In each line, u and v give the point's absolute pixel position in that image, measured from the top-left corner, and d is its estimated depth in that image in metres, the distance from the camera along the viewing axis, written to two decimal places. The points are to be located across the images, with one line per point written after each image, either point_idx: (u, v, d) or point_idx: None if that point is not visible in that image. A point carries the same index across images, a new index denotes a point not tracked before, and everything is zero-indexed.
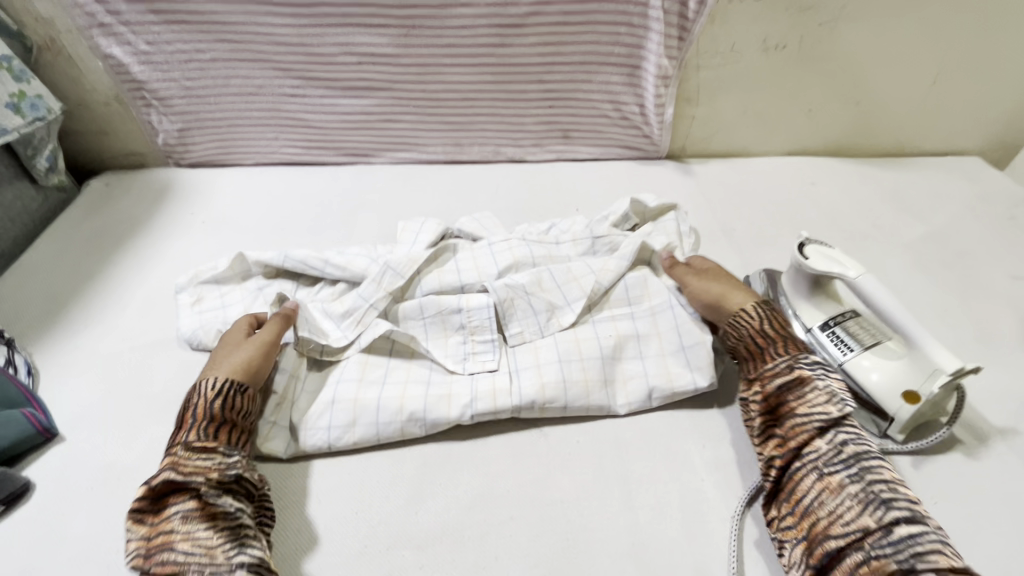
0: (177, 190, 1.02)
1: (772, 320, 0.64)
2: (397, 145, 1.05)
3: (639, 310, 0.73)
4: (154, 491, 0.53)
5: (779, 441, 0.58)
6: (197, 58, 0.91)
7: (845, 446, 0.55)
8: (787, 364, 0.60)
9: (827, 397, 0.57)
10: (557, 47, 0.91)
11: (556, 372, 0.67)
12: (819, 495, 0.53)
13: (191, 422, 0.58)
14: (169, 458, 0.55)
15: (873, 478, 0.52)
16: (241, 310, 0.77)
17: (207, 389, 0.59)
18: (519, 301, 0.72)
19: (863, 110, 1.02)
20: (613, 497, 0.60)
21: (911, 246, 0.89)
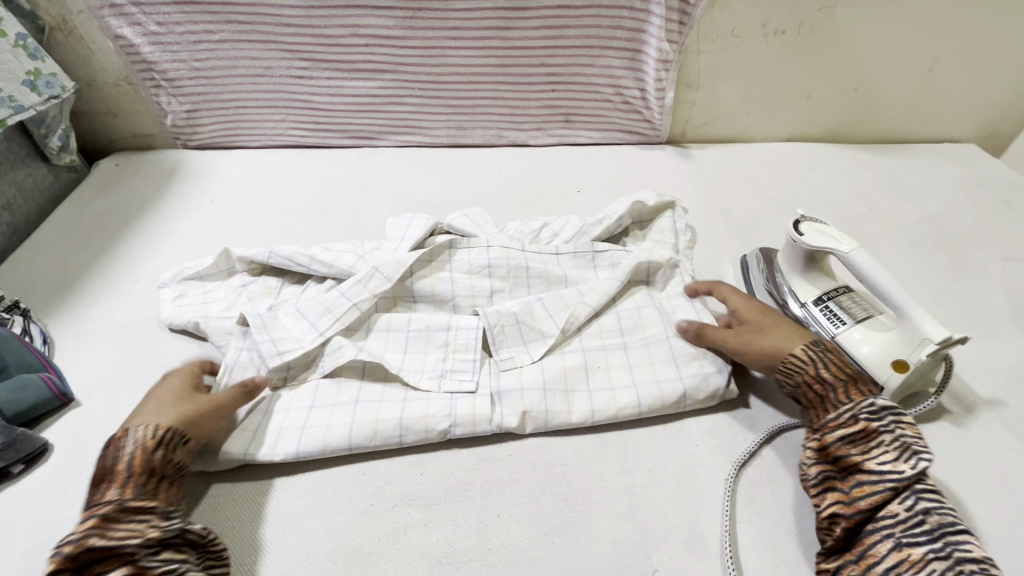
0: (186, 170, 1.04)
1: (827, 363, 0.58)
2: (402, 128, 1.07)
3: (631, 341, 0.71)
4: (77, 559, 0.46)
5: (845, 499, 0.52)
6: (206, 39, 0.93)
7: (927, 515, 0.49)
8: (850, 415, 0.54)
9: (896, 454, 0.51)
10: (560, 30, 0.92)
11: (540, 401, 0.64)
12: (896, 567, 0.47)
13: (121, 476, 0.51)
14: (91, 520, 0.48)
15: (962, 556, 0.46)
16: (224, 308, 0.77)
17: (136, 442, 0.53)
18: (508, 328, 0.69)
19: (861, 95, 1.04)
20: (610, 462, 0.62)
21: (905, 227, 0.91)
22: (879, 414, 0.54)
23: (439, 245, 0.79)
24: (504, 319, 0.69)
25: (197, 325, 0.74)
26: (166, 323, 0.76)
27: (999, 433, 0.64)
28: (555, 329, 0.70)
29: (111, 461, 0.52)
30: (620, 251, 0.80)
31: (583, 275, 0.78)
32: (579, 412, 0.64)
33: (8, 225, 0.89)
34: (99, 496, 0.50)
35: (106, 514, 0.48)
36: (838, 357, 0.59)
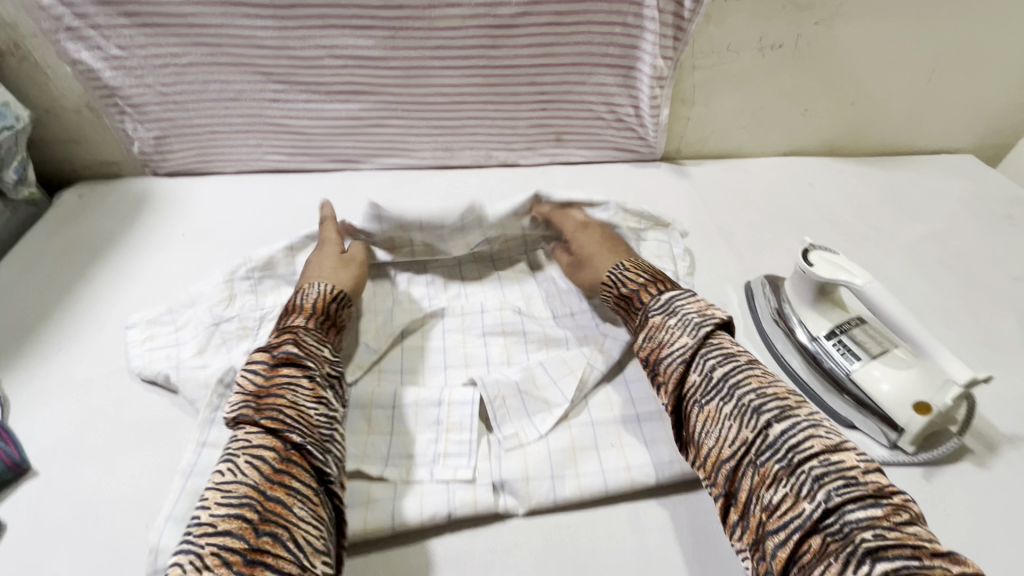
0: (155, 201, 0.98)
1: (625, 280, 0.69)
2: (386, 150, 1.01)
3: (644, 410, 0.65)
4: (274, 359, 0.59)
5: (665, 388, 0.58)
6: (173, 63, 0.87)
7: (713, 370, 0.56)
8: (643, 315, 0.64)
9: (681, 332, 0.60)
10: (550, 48, 0.88)
11: (546, 491, 0.58)
12: (704, 426, 0.54)
13: (310, 312, 0.66)
14: (288, 337, 0.62)
15: (743, 390, 0.53)
16: (195, 351, 0.73)
17: (319, 292, 0.69)
18: (510, 398, 0.65)
19: (859, 108, 1.01)
20: (619, 519, 0.58)
21: (911, 246, 0.88)
22: (667, 307, 0.63)
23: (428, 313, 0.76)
24: (504, 389, 0.66)
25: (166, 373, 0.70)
26: (135, 371, 0.71)
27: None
28: (563, 399, 0.66)
29: (301, 300, 0.67)
30: None
31: (585, 331, 0.75)
32: (590, 484, 0.58)
33: None
34: (293, 320, 0.65)
35: (298, 338, 0.61)
36: (632, 271, 0.69)
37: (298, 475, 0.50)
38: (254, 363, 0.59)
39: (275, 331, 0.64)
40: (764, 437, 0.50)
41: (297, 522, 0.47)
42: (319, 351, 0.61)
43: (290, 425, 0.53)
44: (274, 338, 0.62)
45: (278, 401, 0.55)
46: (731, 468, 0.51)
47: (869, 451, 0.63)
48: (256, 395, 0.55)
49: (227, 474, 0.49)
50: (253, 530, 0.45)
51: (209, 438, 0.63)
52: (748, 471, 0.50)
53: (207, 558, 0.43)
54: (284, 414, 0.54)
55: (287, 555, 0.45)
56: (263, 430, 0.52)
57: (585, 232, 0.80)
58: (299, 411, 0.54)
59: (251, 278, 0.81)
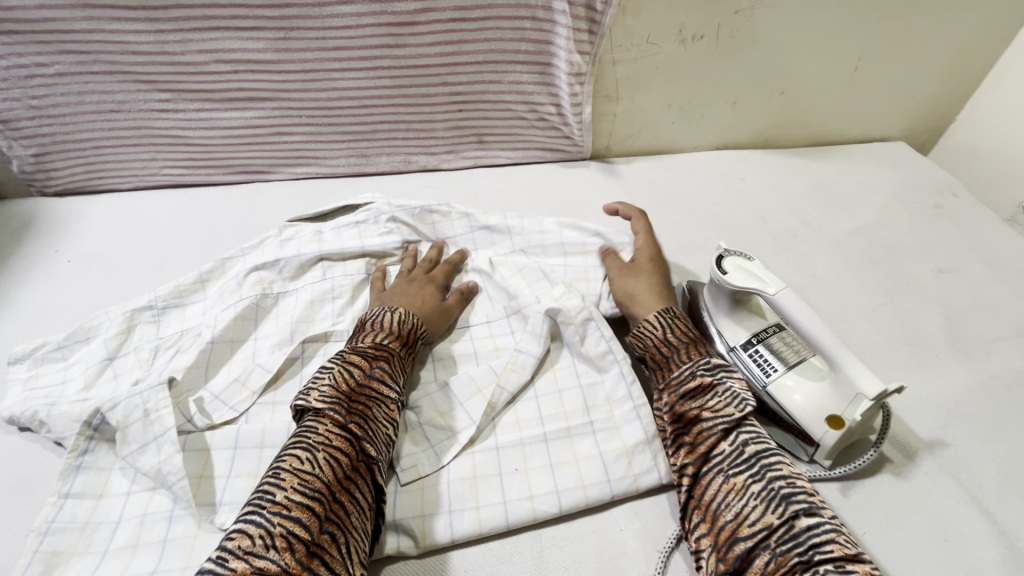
0: (37, 224, 0.89)
1: (673, 328, 0.65)
2: (296, 160, 0.95)
3: (553, 431, 0.62)
4: (369, 369, 0.58)
5: (688, 449, 0.55)
6: (40, 73, 0.79)
7: (746, 446, 0.53)
8: (689, 371, 0.60)
9: (727, 401, 0.56)
10: (459, 45, 0.82)
11: (444, 529, 0.54)
12: (725, 497, 0.50)
13: (391, 328, 0.64)
14: (381, 349, 0.61)
15: (773, 475, 0.50)
16: (82, 389, 0.65)
17: (410, 318, 0.66)
18: (413, 431, 0.61)
19: (787, 98, 0.98)
20: (523, 559, 0.54)
21: (840, 242, 0.86)
22: (713, 370, 0.59)
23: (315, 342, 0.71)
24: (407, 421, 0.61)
25: (39, 419, 0.62)
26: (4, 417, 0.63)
27: (942, 484, 0.59)
28: (468, 422, 0.62)
29: (388, 314, 0.65)
30: (531, 299, 0.73)
31: (499, 346, 0.71)
32: (490, 518, 0.55)
33: None
34: (382, 334, 0.63)
35: (394, 355, 0.62)
36: (683, 325, 0.66)
37: (363, 486, 0.50)
38: (352, 363, 0.58)
39: (359, 340, 0.63)
40: (787, 526, 0.46)
41: (351, 528, 0.47)
42: (402, 374, 0.62)
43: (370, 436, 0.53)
44: (371, 347, 0.61)
45: (365, 412, 0.55)
46: (745, 548, 0.47)
47: None
48: (348, 397, 0.55)
49: (307, 464, 0.48)
50: (318, 524, 0.45)
51: (73, 488, 0.56)
52: (766, 554, 0.46)
53: (277, 538, 0.43)
54: (368, 426, 0.54)
55: (340, 560, 0.45)
56: (347, 433, 0.52)
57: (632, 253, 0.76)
58: (375, 424, 0.55)
59: (153, 307, 0.73)
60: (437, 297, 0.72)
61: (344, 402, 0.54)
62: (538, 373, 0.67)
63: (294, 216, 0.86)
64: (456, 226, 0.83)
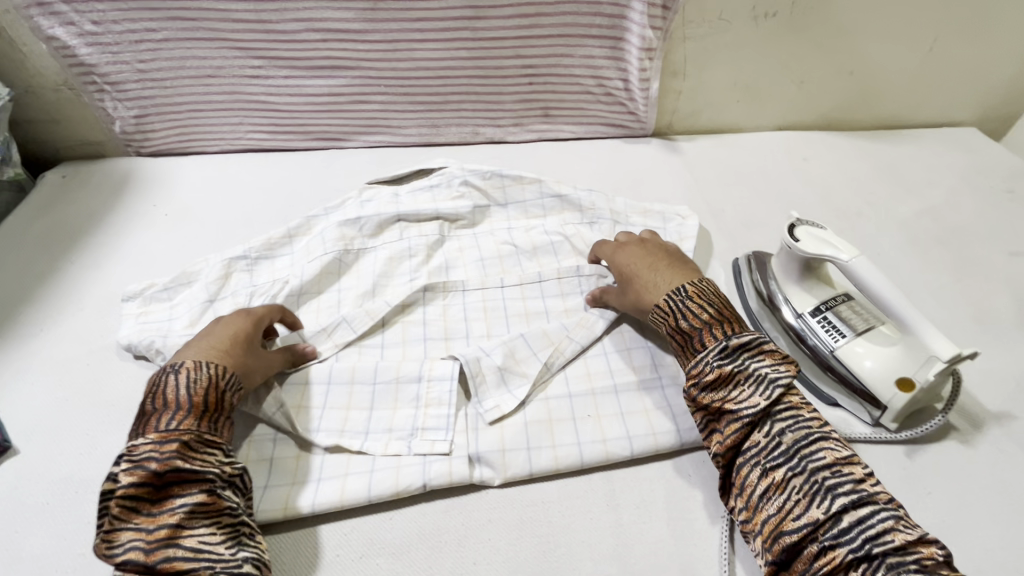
0: (136, 180, 0.96)
1: (685, 312, 0.61)
2: (371, 128, 0.99)
3: (622, 382, 0.65)
4: (156, 478, 0.48)
5: (718, 440, 0.55)
6: (149, 39, 0.85)
7: (782, 436, 0.52)
8: (706, 362, 0.57)
9: (751, 390, 0.55)
10: (535, 19, 0.85)
11: (523, 460, 0.58)
12: (765, 492, 0.51)
13: (185, 406, 0.53)
14: (174, 442, 0.50)
15: (816, 466, 0.50)
16: (188, 325, 0.71)
17: (206, 377, 0.55)
18: (490, 376, 0.64)
19: (856, 78, 0.97)
20: (596, 498, 0.57)
21: (906, 222, 0.86)
22: (732, 356, 0.57)
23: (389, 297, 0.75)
24: (485, 366, 0.65)
25: (156, 347, 0.68)
26: (123, 345, 0.70)
27: (1009, 452, 0.60)
28: (539, 369, 0.66)
29: (173, 387, 0.54)
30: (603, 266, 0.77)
31: (565, 305, 0.75)
32: (566, 456, 0.59)
33: None
34: (169, 420, 0.52)
35: (186, 442, 0.51)
36: (695, 303, 0.61)
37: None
38: (128, 487, 0.48)
39: (141, 434, 0.51)
40: (835, 520, 0.47)
41: None
42: (212, 457, 0.52)
43: (194, 560, 0.46)
44: (150, 445, 0.50)
45: (175, 536, 0.47)
46: (792, 541, 0.48)
47: (850, 428, 0.62)
48: (146, 534, 0.46)
49: None
50: None
51: None
52: (815, 549, 0.47)
53: None
54: (181, 552, 0.46)
55: None
56: None
57: (624, 250, 0.71)
58: (196, 538, 0.47)
59: (248, 257, 0.79)
60: (250, 340, 0.62)
61: (144, 540, 0.46)
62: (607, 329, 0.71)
63: (372, 180, 0.91)
64: (525, 193, 0.86)
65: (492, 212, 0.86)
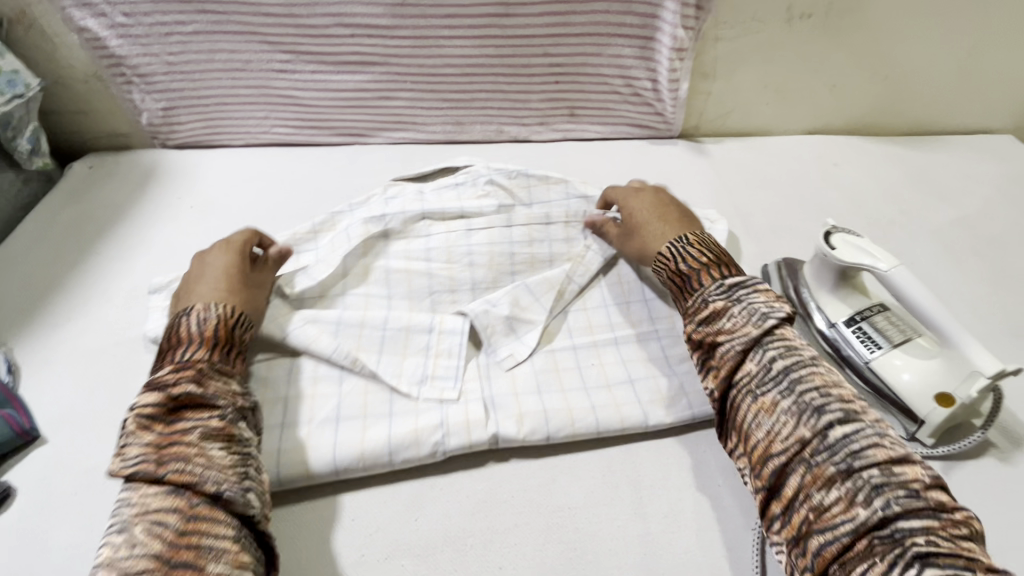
0: (162, 172, 0.96)
1: (684, 256, 0.64)
2: (395, 124, 0.99)
3: (621, 334, 0.70)
4: (171, 401, 0.51)
5: (714, 372, 0.56)
6: (179, 31, 0.85)
7: (774, 362, 0.53)
8: (702, 299, 0.59)
9: (745, 320, 0.56)
10: (565, 17, 0.84)
11: (535, 402, 0.62)
12: (756, 417, 0.52)
13: (204, 340, 0.57)
14: (188, 370, 0.53)
15: (805, 388, 0.50)
16: None
17: (217, 315, 0.59)
18: (500, 328, 0.68)
19: (891, 83, 0.95)
20: (623, 505, 0.57)
21: (941, 231, 0.84)
22: (728, 293, 0.58)
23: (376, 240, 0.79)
24: (492, 319, 0.69)
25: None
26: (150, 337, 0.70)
27: None
28: (543, 313, 0.70)
29: (188, 323, 0.58)
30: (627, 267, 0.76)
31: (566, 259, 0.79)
32: (583, 419, 0.61)
33: None
34: (187, 352, 0.55)
35: (201, 368, 0.53)
36: (696, 249, 0.64)
37: (219, 523, 0.46)
38: (145, 406, 0.50)
39: (163, 365, 0.54)
40: (823, 439, 0.48)
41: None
42: (224, 382, 0.54)
43: (199, 475, 0.47)
44: (168, 372, 0.53)
45: (184, 452, 0.48)
46: (780, 463, 0.49)
47: None
48: (155, 449, 0.48)
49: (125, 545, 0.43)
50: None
51: None
52: (801, 468, 0.48)
53: None
54: (190, 466, 0.47)
55: None
56: (167, 487, 0.46)
57: (636, 197, 0.74)
58: (206, 456, 0.48)
59: None
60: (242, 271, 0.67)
61: (154, 455, 0.47)
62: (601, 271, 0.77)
63: (397, 177, 0.90)
64: (551, 193, 0.85)
65: (517, 211, 0.85)
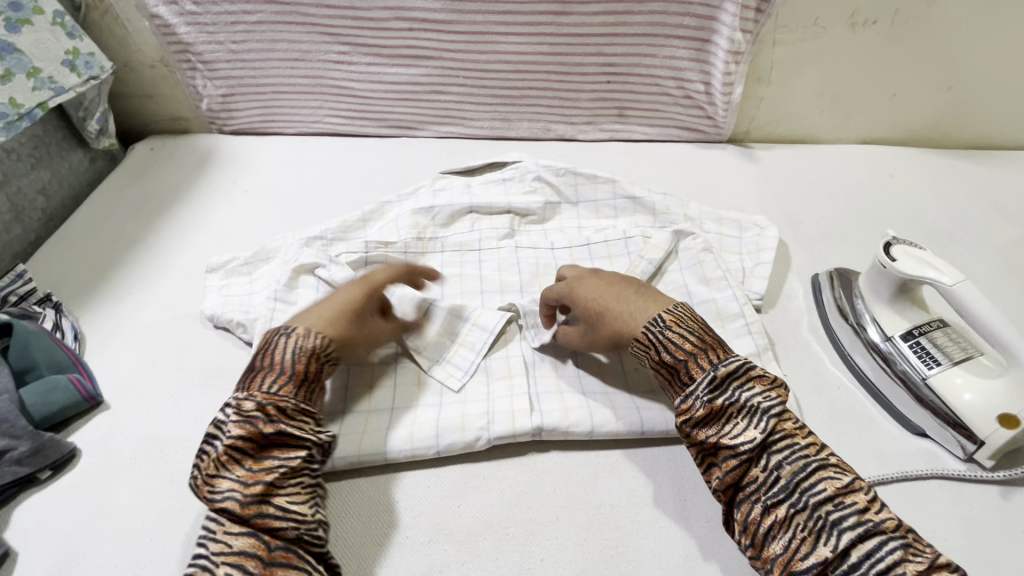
0: (219, 156, 0.99)
1: (666, 344, 0.55)
2: (443, 118, 1.00)
3: None
4: (262, 438, 0.49)
5: (718, 477, 0.51)
6: (244, 20, 0.88)
7: (781, 469, 0.48)
8: (695, 397, 0.52)
9: (745, 423, 0.50)
10: (622, 17, 0.84)
11: (580, 398, 0.63)
12: (770, 530, 0.47)
13: (288, 374, 0.53)
14: (270, 406, 0.51)
15: (818, 499, 0.46)
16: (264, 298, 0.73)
17: (311, 346, 0.56)
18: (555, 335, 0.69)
19: (956, 94, 0.92)
20: (665, 506, 0.56)
21: (1002, 249, 0.81)
22: (722, 387, 0.52)
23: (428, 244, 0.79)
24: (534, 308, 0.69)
25: (238, 322, 0.71)
26: (207, 316, 0.73)
27: None
28: None
29: (280, 350, 0.55)
30: (673, 267, 0.76)
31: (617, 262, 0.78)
32: (627, 423, 0.60)
33: (43, 212, 0.86)
34: (267, 384, 0.52)
35: (285, 408, 0.51)
36: (676, 333, 0.55)
37: (294, 570, 0.46)
38: (234, 441, 0.49)
39: (247, 392, 0.52)
40: (844, 557, 0.44)
41: None
42: (306, 424, 0.52)
43: (282, 521, 0.47)
44: (255, 405, 0.50)
45: (269, 493, 0.48)
46: None
47: (941, 463, 0.59)
48: (243, 486, 0.48)
49: None
50: None
51: None
52: None
53: None
54: (272, 511, 0.47)
55: None
56: (250, 529, 0.47)
57: (583, 284, 0.64)
58: (287, 500, 0.48)
59: (324, 238, 0.79)
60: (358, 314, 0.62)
61: (240, 492, 0.47)
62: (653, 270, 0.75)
63: (445, 171, 0.92)
64: (598, 192, 0.85)
65: (563, 209, 0.85)
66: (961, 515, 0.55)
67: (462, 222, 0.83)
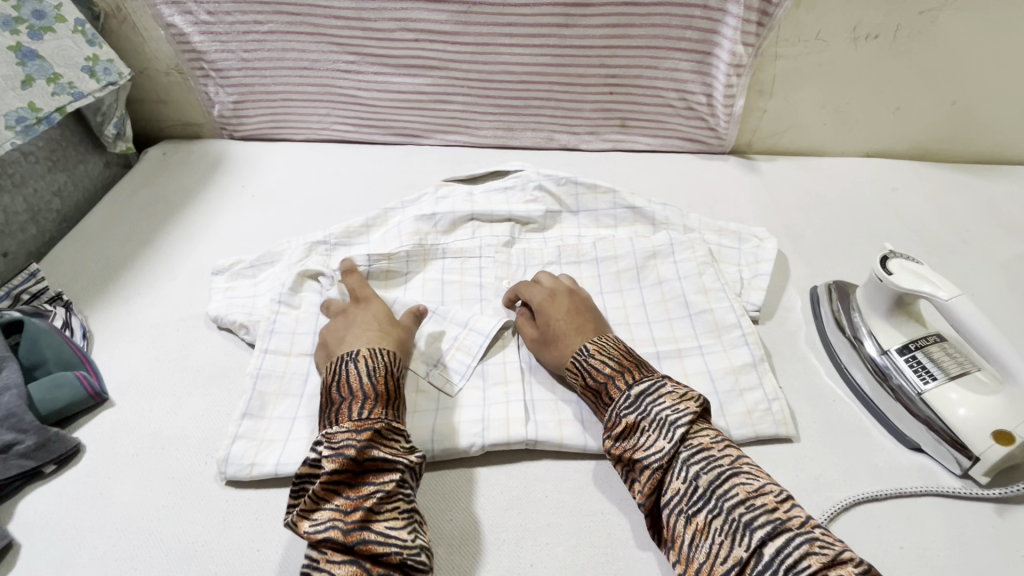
0: (228, 161, 1.02)
1: (590, 371, 0.59)
2: (448, 127, 1.02)
3: (664, 350, 0.69)
4: (357, 465, 0.51)
5: (640, 490, 0.52)
6: (255, 30, 0.91)
7: (697, 479, 0.49)
8: (614, 414, 0.55)
9: (656, 433, 0.52)
10: (624, 29, 0.85)
11: (575, 410, 0.63)
12: (693, 539, 0.47)
13: (373, 397, 0.55)
14: (365, 431, 0.52)
15: (732, 503, 0.47)
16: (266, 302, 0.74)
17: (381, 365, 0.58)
18: None
19: (960, 109, 0.91)
20: None
21: (1005, 264, 0.81)
22: (637, 403, 0.54)
23: (429, 252, 0.80)
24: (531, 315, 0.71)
25: (240, 323, 0.72)
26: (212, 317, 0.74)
27: None
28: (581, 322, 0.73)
29: (356, 377, 0.57)
30: (671, 275, 0.76)
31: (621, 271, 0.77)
32: None
33: (58, 212, 0.89)
34: (356, 410, 0.54)
35: (379, 430, 0.53)
36: (598, 359, 0.59)
37: None
38: (330, 474, 0.50)
39: (335, 422, 0.54)
40: (758, 557, 0.44)
41: None
42: (399, 444, 0.54)
43: (384, 545, 0.48)
44: (347, 433, 0.52)
45: (369, 519, 0.49)
46: None
47: (936, 479, 0.59)
48: (343, 515, 0.49)
49: None
50: None
51: (262, 369, 0.66)
52: None
53: None
54: (372, 536, 0.48)
55: None
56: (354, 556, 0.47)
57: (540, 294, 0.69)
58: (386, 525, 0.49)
59: (327, 242, 0.81)
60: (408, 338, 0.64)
61: (342, 521, 0.48)
62: (642, 271, 0.77)
63: (448, 179, 0.93)
64: (598, 202, 0.86)
65: (564, 218, 0.86)
66: (955, 532, 0.55)
67: (461, 229, 0.84)
